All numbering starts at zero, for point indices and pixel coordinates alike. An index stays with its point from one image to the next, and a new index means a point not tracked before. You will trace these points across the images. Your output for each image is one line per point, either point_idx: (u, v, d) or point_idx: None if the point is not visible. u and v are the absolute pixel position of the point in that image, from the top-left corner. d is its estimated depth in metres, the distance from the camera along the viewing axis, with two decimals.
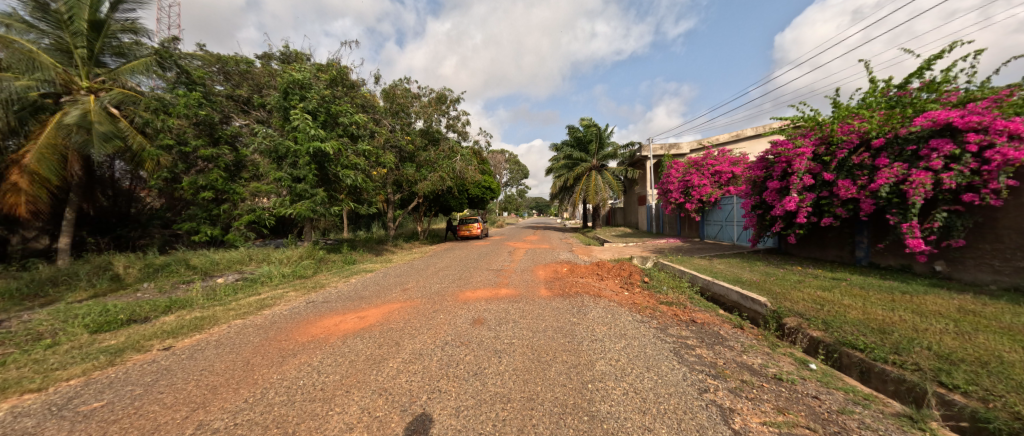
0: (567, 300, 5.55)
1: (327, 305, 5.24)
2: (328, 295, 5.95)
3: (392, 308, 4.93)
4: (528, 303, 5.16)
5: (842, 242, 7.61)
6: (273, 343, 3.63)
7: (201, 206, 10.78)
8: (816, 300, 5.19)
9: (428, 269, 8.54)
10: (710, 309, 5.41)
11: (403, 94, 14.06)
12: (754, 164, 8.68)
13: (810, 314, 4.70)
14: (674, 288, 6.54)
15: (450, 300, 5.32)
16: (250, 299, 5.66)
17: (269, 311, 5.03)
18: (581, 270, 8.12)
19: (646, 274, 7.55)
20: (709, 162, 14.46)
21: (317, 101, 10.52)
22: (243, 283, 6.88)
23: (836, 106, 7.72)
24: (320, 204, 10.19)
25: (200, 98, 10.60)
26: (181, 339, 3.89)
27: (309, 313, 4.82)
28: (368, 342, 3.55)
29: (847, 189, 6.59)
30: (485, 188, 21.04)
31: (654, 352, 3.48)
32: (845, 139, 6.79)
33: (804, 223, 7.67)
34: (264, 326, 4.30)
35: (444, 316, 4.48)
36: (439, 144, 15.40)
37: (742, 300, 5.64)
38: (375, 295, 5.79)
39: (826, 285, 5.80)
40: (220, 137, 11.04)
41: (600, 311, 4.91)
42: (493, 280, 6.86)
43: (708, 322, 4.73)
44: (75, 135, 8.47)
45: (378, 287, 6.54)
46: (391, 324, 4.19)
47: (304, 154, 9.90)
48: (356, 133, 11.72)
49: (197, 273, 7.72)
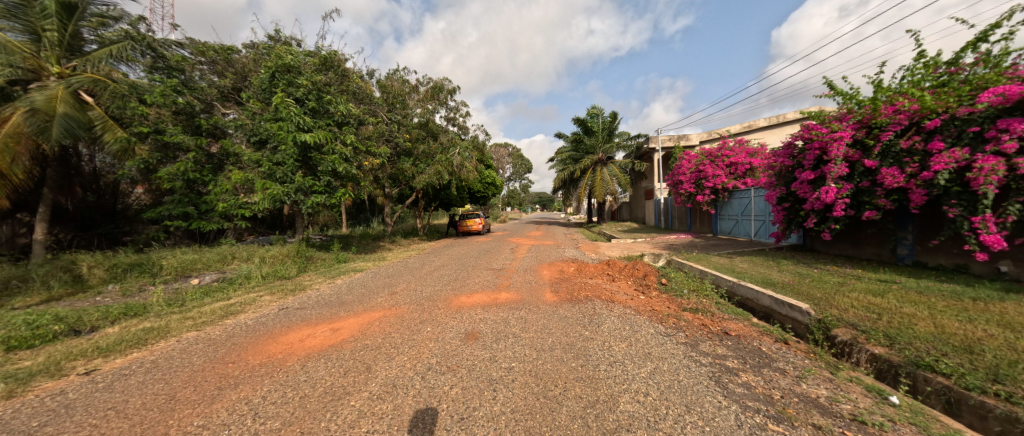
0: (576, 306, 4.82)
1: (300, 313, 4.55)
2: (305, 299, 5.27)
3: (374, 317, 4.23)
4: (531, 311, 4.45)
5: (883, 239, 6.82)
6: (217, 367, 2.93)
7: (183, 199, 10.11)
8: (868, 307, 4.43)
9: (423, 268, 7.87)
10: (743, 317, 4.68)
11: (400, 84, 13.32)
12: (780, 151, 7.88)
13: (867, 326, 3.96)
14: (695, 291, 5.81)
15: (441, 307, 4.61)
16: (215, 305, 4.96)
17: (233, 320, 4.35)
18: (589, 270, 7.38)
19: (663, 275, 6.79)
20: (724, 153, 13.68)
21: (303, 90, 9.80)
22: (217, 286, 6.21)
23: (875, 86, 6.89)
24: (298, 191, 9.55)
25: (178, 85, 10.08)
26: (113, 359, 3.23)
27: (276, 324, 4.12)
28: (333, 368, 2.83)
29: (893, 178, 5.82)
30: (487, 183, 20.25)
31: (689, 381, 2.75)
32: (892, 121, 6.01)
33: (840, 217, 6.87)
34: (217, 341, 3.61)
35: (432, 328, 3.78)
36: (438, 137, 14.69)
37: (777, 306, 4.91)
38: (357, 301, 5.09)
39: (874, 289, 5.03)
40: (200, 127, 10.49)
41: (616, 321, 4.19)
42: (492, 283, 6.13)
43: (743, 335, 4.02)
44: (34, 120, 7.77)
45: (362, 290, 5.82)
46: (367, 339, 3.47)
47: (290, 142, 9.28)
48: (348, 121, 10.99)
49: (172, 274, 7.09)
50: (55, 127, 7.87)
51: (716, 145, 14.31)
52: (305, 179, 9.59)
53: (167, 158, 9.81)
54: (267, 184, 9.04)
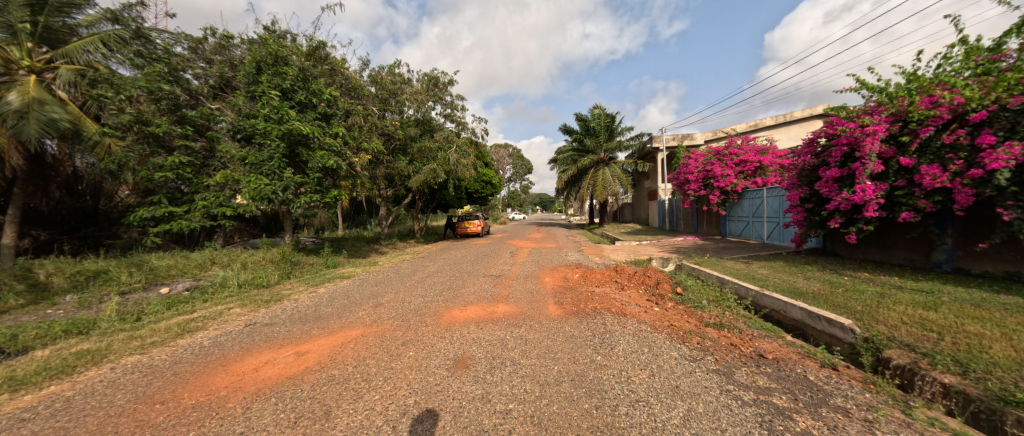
0: (583, 321, 4.24)
1: (268, 330, 3.96)
2: (277, 314, 4.65)
3: (350, 337, 3.62)
4: (532, 328, 3.87)
5: (916, 243, 6.23)
6: (138, 411, 2.33)
7: (167, 201, 9.10)
8: (921, 323, 3.83)
9: (415, 275, 7.30)
10: (775, 334, 4.10)
11: (392, 78, 12.61)
12: (801, 149, 7.27)
13: (928, 348, 3.36)
14: (715, 302, 5.22)
15: (429, 324, 4.00)
16: (175, 321, 4.36)
17: (187, 340, 3.76)
18: (595, 277, 6.79)
19: (677, 283, 6.18)
20: (732, 151, 13.14)
21: (289, 82, 9.17)
22: (186, 297, 5.61)
23: (906, 76, 6.27)
24: (285, 190, 8.90)
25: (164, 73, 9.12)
26: (19, 396, 2.62)
27: (234, 346, 3.51)
28: (282, 414, 2.23)
29: (936, 177, 5.22)
30: (485, 183, 19.54)
31: (737, 432, 2.14)
32: (932, 115, 5.42)
33: (870, 220, 6.27)
34: (157, 370, 3.00)
35: (416, 353, 3.18)
36: (434, 134, 14.07)
37: (812, 321, 4.32)
38: (335, 315, 4.48)
39: (921, 300, 4.44)
40: (185, 119, 9.39)
41: (631, 341, 3.59)
42: (489, 293, 5.50)
43: (781, 358, 3.44)
44: (8, 120, 7.22)
45: (344, 302, 5.21)
46: (335, 368, 2.87)
47: (276, 136, 8.69)
48: (335, 114, 10.31)
49: (141, 282, 6.53)
50: (31, 122, 7.34)
51: (723, 144, 13.75)
52: (292, 176, 8.94)
53: (151, 153, 8.95)
54: (255, 181, 8.41)
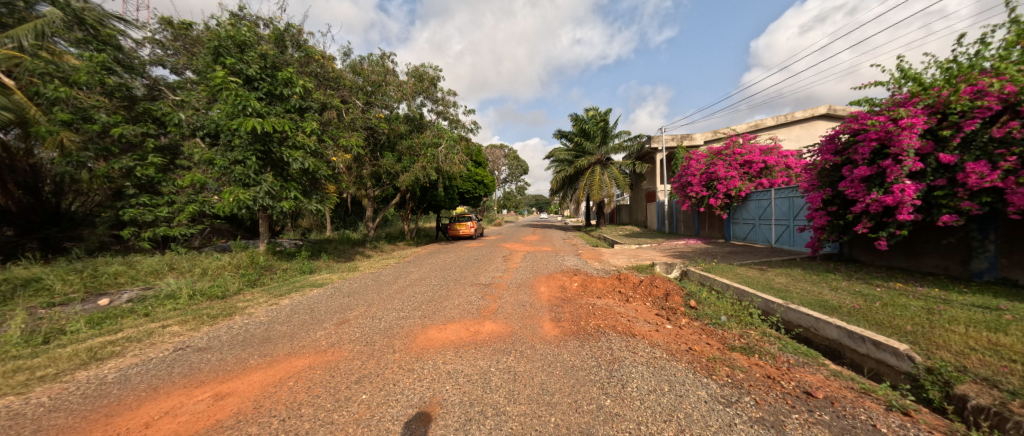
0: (584, 344, 3.53)
1: (193, 361, 3.16)
2: (219, 334, 3.88)
3: (293, 370, 2.86)
4: (524, 356, 3.17)
5: (952, 250, 5.59)
6: None
7: (143, 203, 8.11)
8: (999, 353, 3.12)
9: (395, 283, 6.57)
10: (815, 361, 3.41)
11: (377, 70, 11.75)
12: (825, 145, 6.60)
13: (1016, 386, 2.66)
14: (736, 318, 4.52)
15: (396, 351, 3.25)
16: (82, 346, 3.54)
17: (88, 373, 2.99)
18: (597, 286, 6.07)
19: (689, 295, 5.48)
20: (735, 151, 12.49)
21: (258, 69, 8.30)
22: (124, 310, 4.81)
23: (940, 65, 5.62)
24: (266, 195, 8.07)
25: (114, 63, 8.04)
26: None
27: (139, 384, 2.73)
28: None
29: (982, 176, 4.59)
30: (477, 182, 18.77)
31: None
32: (977, 106, 4.76)
33: (903, 224, 5.60)
34: (11, 426, 2.21)
35: (370, 396, 2.43)
36: (424, 131, 13.30)
37: (857, 344, 3.61)
38: (287, 337, 3.73)
39: (981, 319, 3.77)
40: (144, 113, 8.40)
41: (645, 375, 2.89)
42: (475, 307, 4.76)
43: (836, 397, 2.75)
44: None
45: (305, 319, 4.42)
46: (249, 428, 2.09)
47: (240, 133, 7.77)
48: (310, 106, 9.45)
49: (79, 291, 5.69)
50: None
51: (726, 143, 13.09)
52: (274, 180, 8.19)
53: (109, 151, 8.00)
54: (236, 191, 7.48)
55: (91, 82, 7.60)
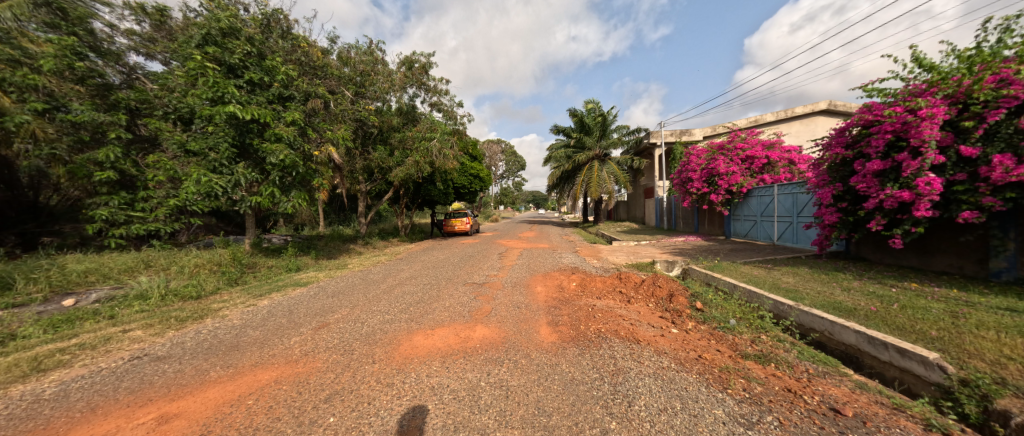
0: (583, 352, 3.22)
1: (144, 374, 2.79)
2: (184, 340, 3.54)
3: (257, 385, 2.53)
4: (518, 367, 2.85)
5: (968, 249, 5.33)
6: None
7: (120, 197, 7.69)
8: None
9: (385, 282, 6.25)
10: (837, 370, 3.12)
11: (368, 60, 11.33)
12: (836, 138, 6.29)
13: None
14: (745, 321, 4.23)
15: (377, 361, 2.93)
16: (21, 356, 3.15)
17: (19, 390, 2.61)
18: (596, 286, 5.78)
19: (693, 295, 5.19)
20: (736, 146, 12.20)
21: (239, 55, 7.87)
22: (88, 312, 4.44)
23: (957, 54, 5.33)
24: (238, 186, 7.74)
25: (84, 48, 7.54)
26: None
27: (76, 403, 2.37)
28: None
29: (1008, 169, 4.28)
30: (473, 176, 18.40)
31: None
32: (1002, 96, 4.46)
33: (919, 221, 5.31)
34: None
35: (340, 419, 2.10)
36: (417, 124, 12.91)
37: (881, 351, 3.31)
38: (258, 344, 3.38)
39: (1010, 324, 3.50)
40: (119, 101, 7.97)
41: (653, 390, 2.57)
42: (467, 308, 4.44)
43: (869, 416, 2.44)
44: None
45: (281, 322, 4.08)
46: None
47: (220, 122, 7.37)
48: (294, 96, 9.00)
49: (43, 290, 5.30)
50: None
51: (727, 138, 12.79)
52: (245, 172, 7.77)
53: (82, 142, 7.55)
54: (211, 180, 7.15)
55: (59, 68, 7.13)
